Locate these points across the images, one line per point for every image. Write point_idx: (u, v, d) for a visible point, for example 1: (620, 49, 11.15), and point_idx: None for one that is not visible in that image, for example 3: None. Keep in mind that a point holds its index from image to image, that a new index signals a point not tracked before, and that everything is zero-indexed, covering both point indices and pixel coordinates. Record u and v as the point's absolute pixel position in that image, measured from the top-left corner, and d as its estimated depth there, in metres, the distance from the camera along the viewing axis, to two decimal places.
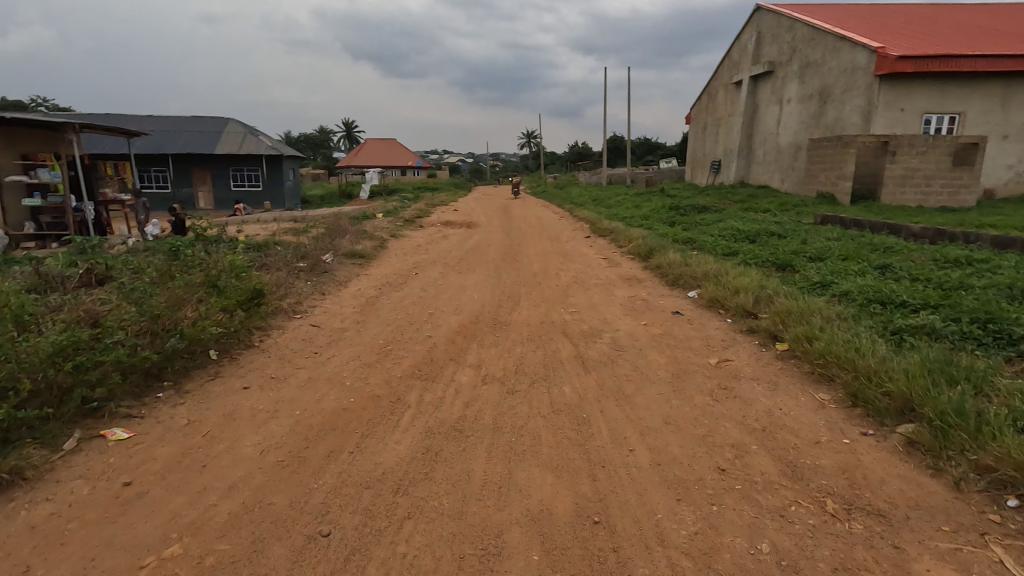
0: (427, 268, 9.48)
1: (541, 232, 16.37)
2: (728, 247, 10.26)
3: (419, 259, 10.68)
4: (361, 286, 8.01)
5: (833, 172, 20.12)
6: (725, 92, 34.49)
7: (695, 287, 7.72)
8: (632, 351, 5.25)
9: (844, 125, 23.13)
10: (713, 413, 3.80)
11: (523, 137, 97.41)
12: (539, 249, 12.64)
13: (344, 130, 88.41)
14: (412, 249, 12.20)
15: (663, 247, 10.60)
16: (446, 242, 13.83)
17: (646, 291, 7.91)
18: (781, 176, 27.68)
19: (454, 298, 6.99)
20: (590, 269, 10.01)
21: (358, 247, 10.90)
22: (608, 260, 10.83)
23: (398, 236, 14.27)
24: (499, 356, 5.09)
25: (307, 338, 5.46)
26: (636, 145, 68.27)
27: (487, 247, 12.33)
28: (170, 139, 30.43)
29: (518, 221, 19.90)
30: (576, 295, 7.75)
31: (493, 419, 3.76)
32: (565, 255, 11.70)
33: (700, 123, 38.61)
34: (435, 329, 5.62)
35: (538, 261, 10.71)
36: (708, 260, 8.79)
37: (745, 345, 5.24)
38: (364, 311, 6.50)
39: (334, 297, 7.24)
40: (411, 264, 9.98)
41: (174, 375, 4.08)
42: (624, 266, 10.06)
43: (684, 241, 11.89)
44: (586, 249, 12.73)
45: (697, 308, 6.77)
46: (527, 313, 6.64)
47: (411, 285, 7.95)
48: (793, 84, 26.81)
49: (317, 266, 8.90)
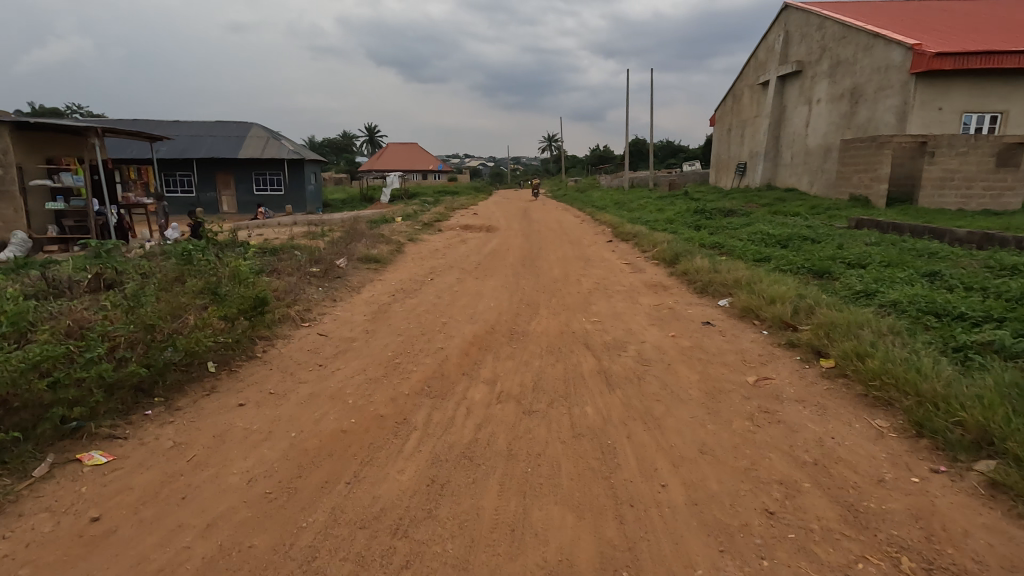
0: (443, 273, 9.17)
1: (561, 236, 15.97)
2: (759, 253, 9.75)
3: (436, 264, 10.40)
4: (374, 292, 7.72)
5: (867, 174, 19.31)
6: (750, 93, 33.65)
7: (726, 295, 7.25)
8: (659, 366, 4.83)
9: (878, 126, 22.24)
10: (755, 440, 3.38)
11: (544, 141, 97.12)
12: (559, 253, 12.27)
13: (367, 135, 89.22)
14: (429, 254, 11.93)
15: (689, 252, 10.13)
16: (465, 246, 13.54)
17: (673, 299, 7.47)
18: (809, 179, 26.80)
19: (470, 306, 6.65)
20: (613, 275, 9.59)
21: (374, 252, 10.66)
22: (631, 266, 10.39)
23: (416, 240, 14.05)
24: (515, 370, 4.73)
25: (313, 349, 5.15)
26: (658, 148, 67.36)
27: (506, 252, 11.98)
28: (195, 144, 30.87)
29: (538, 225, 19.53)
30: (598, 303, 7.35)
31: (507, 444, 3.39)
32: (585, 261, 11.30)
33: (725, 125, 37.78)
34: (448, 340, 5.28)
35: (558, 266, 10.33)
36: (738, 266, 8.30)
37: (785, 361, 4.77)
38: (375, 319, 6.21)
39: (345, 304, 6.97)
40: (428, 269, 9.69)
41: (165, 392, 3.84)
42: (648, 272, 9.62)
43: (712, 246, 11.38)
44: (609, 254, 12.29)
45: (729, 318, 6.30)
46: (545, 322, 6.26)
47: (425, 291, 7.65)
48: (823, 83, 25.96)
49: (331, 271, 8.67)
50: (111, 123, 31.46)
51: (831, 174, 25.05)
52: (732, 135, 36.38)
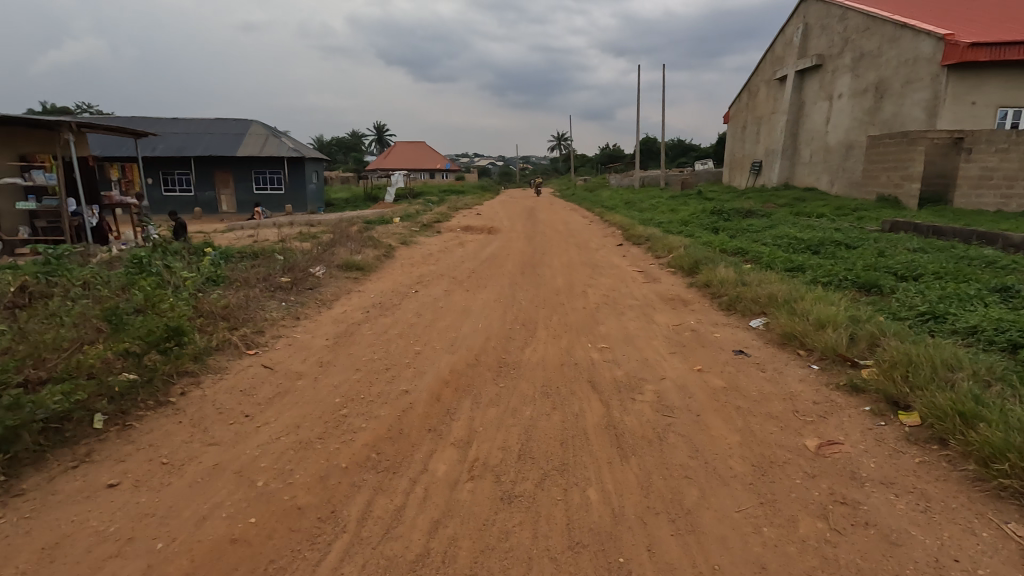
0: (431, 283, 8.11)
1: (568, 239, 14.86)
2: (789, 261, 8.62)
3: (426, 271, 9.37)
4: (348, 307, 6.70)
5: (896, 173, 18.02)
6: (767, 89, 32.25)
7: (758, 314, 6.13)
8: (684, 417, 3.75)
9: (905, 122, 20.90)
10: (837, 562, 2.29)
11: (553, 139, 95.86)
12: (564, 259, 11.17)
13: (375, 133, 88.45)
14: (422, 259, 10.92)
15: (710, 259, 9.01)
16: (463, 250, 12.51)
17: (694, 318, 6.38)
18: (830, 178, 25.45)
19: (455, 327, 5.59)
20: (624, 285, 8.50)
21: (359, 257, 9.66)
22: (644, 275, 9.29)
23: (409, 243, 13.02)
24: (499, 422, 3.65)
25: (250, 388, 4.11)
26: (670, 147, 65.83)
27: (506, 257, 10.94)
28: (193, 142, 30.11)
29: (544, 227, 18.43)
30: (607, 322, 6.27)
31: (473, 562, 2.33)
32: (593, 268, 10.20)
33: (739, 122, 36.38)
34: (419, 376, 4.22)
35: (562, 275, 9.24)
36: (769, 278, 7.18)
37: (851, 414, 3.66)
38: (337, 344, 5.16)
39: (310, 324, 5.94)
40: (416, 278, 8.66)
41: (10, 467, 2.83)
42: (664, 283, 8.50)
43: (734, 252, 10.24)
44: (619, 259, 11.19)
45: (767, 345, 5.19)
46: (541, 349, 5.19)
47: (406, 306, 6.61)
48: (844, 77, 24.62)
49: (303, 281, 7.67)
50: (109, 120, 30.85)
51: (854, 173, 23.72)
52: (747, 132, 35.04)
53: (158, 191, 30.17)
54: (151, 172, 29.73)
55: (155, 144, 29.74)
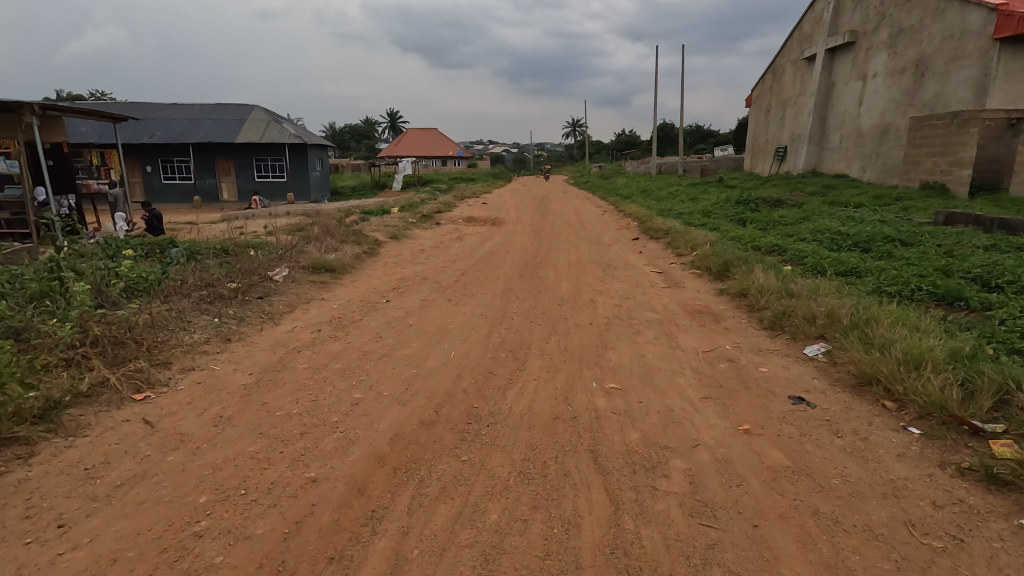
0: (410, 289, 6.81)
1: (578, 232, 13.47)
2: (840, 263, 7.19)
3: (410, 273, 8.12)
4: (298, 325, 5.43)
5: (944, 158, 16.26)
6: (793, 69, 30.19)
7: (816, 338, 4.74)
8: (733, 531, 2.42)
9: (949, 103, 19.02)
10: None
11: (568, 125, 93.65)
12: (572, 256, 9.83)
13: (387, 120, 87.11)
14: (412, 257, 9.64)
15: (744, 261, 7.62)
16: (460, 245, 11.20)
17: (731, 342, 5.01)
18: (862, 165, 23.62)
19: (420, 357, 4.29)
20: (640, 292, 7.17)
21: (334, 257, 8.36)
22: (664, 278, 7.95)
23: (401, 236, 11.77)
24: (445, 538, 2.36)
25: (101, 465, 2.87)
26: (688, 133, 63.58)
27: (506, 254, 9.63)
28: (192, 128, 29.06)
29: (554, 218, 17.01)
30: (618, 347, 4.93)
31: None
32: (605, 268, 8.83)
33: (762, 105, 34.38)
34: (346, 447, 2.94)
35: (567, 278, 7.89)
36: (822, 287, 5.76)
37: (1001, 536, 2.31)
38: (258, 384, 3.90)
39: (239, 350, 4.67)
40: (396, 282, 7.39)
41: None
42: (690, 289, 7.09)
43: (770, 251, 8.79)
44: (634, 258, 9.81)
45: (838, 390, 3.82)
46: (530, 394, 3.87)
47: (368, 323, 5.34)
48: (880, 55, 22.65)
49: (253, 288, 6.39)
50: (106, 106, 29.93)
51: (890, 159, 21.90)
52: (771, 116, 33.05)
53: (157, 180, 29.23)
54: (150, 160, 28.83)
55: (153, 130, 28.72)
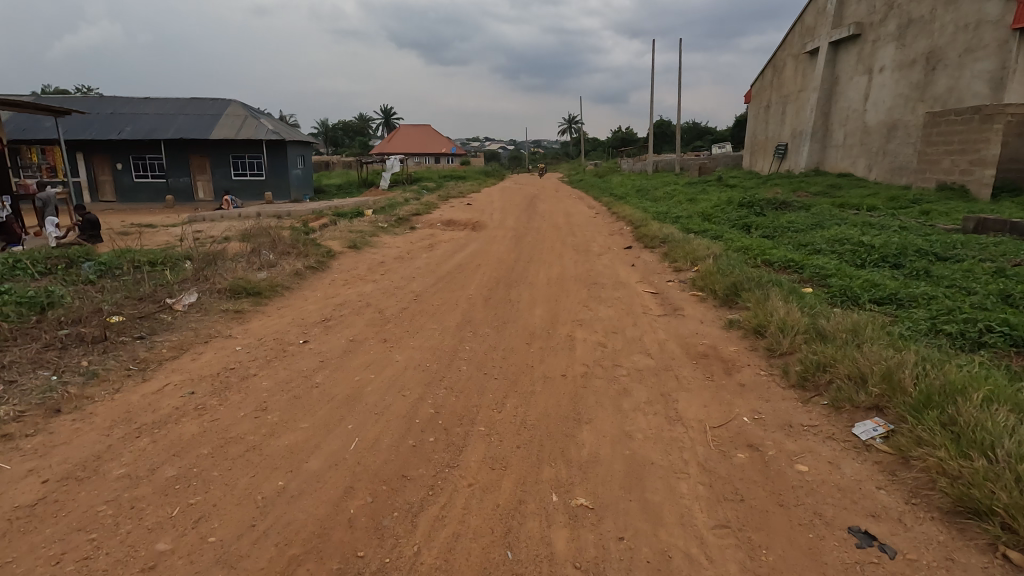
0: (344, 322, 5.45)
1: (566, 239, 12.12)
2: (873, 287, 5.88)
3: (356, 295, 6.77)
4: (171, 382, 4.06)
5: (964, 157, 14.99)
6: (795, 63, 28.87)
7: (869, 411, 3.42)
8: None
9: (963, 97, 17.74)
10: None
11: (564, 122, 92.09)
12: (554, 270, 8.53)
13: (382, 116, 85.63)
14: (368, 271, 8.28)
15: (756, 282, 6.31)
16: (429, 255, 9.87)
17: (750, 411, 3.67)
18: (867, 163, 22.35)
19: (305, 450, 2.96)
20: (630, 321, 5.85)
21: (265, 275, 6.97)
22: (660, 301, 6.65)
23: (364, 245, 10.42)
24: None
25: None
26: (685, 131, 62.27)
27: (478, 268, 8.31)
28: (164, 123, 27.54)
29: (541, 220, 15.66)
30: (596, 420, 3.59)
31: None
32: (590, 287, 7.49)
33: (762, 102, 33.05)
34: None
35: (543, 302, 6.56)
36: (864, 327, 4.45)
37: None
38: (36, 507, 2.53)
39: (60, 430, 3.31)
40: (333, 309, 6.04)
41: None
42: (691, 320, 5.77)
43: (784, 267, 7.49)
44: (626, 272, 8.49)
45: (924, 517, 2.49)
46: (454, 522, 2.54)
47: (264, 379, 3.98)
48: (888, 48, 21.35)
49: (137, 324, 5.01)
50: (73, 100, 28.38)
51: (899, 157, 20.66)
52: (771, 113, 31.77)
53: (128, 177, 27.71)
54: (121, 157, 27.35)
55: (122, 125, 27.14)
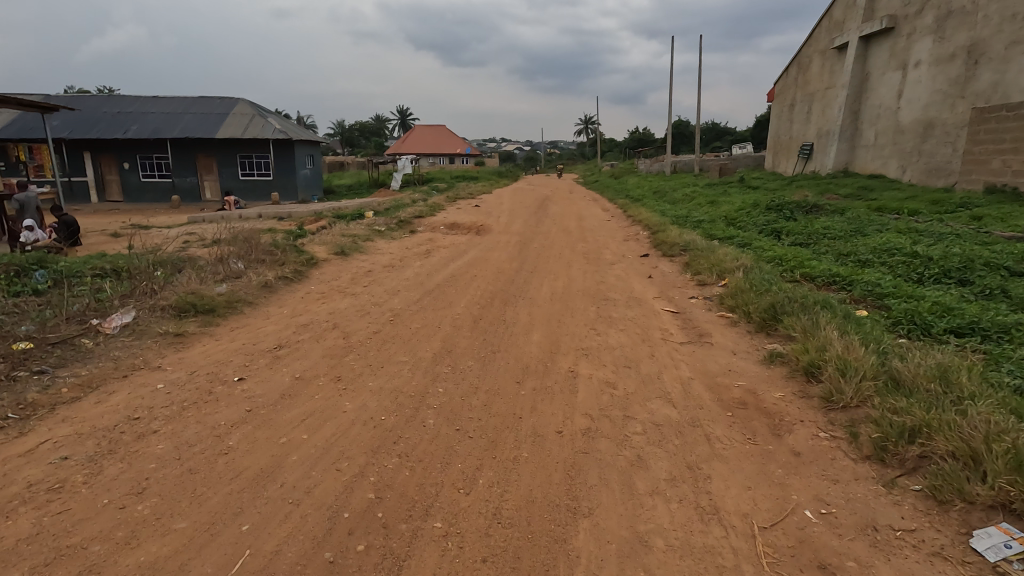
0: (300, 349, 4.53)
1: (576, 245, 11.11)
2: (946, 313, 4.80)
3: (328, 312, 5.85)
4: (52, 439, 3.14)
5: (1016, 157, 13.68)
6: (821, 60, 27.46)
7: (991, 514, 2.39)
8: None
9: (1010, 93, 16.35)
10: None
11: (581, 122, 90.75)
12: (559, 283, 7.53)
13: (398, 117, 85.31)
14: (352, 282, 7.37)
15: (799, 304, 5.25)
16: (424, 263, 8.95)
17: (812, 502, 2.66)
18: (900, 164, 20.97)
19: None
20: (647, 351, 4.85)
21: (224, 288, 6.08)
22: (682, 324, 5.64)
23: (354, 251, 9.55)
24: None
25: None
26: (704, 131, 60.74)
27: (473, 279, 7.35)
28: (171, 122, 27.09)
29: (551, 224, 14.65)
30: (599, 512, 2.59)
31: None
32: (599, 304, 6.48)
33: (786, 100, 31.63)
34: None
35: (543, 324, 5.59)
36: (955, 374, 3.39)
37: None
38: None
39: None
40: (295, 331, 5.14)
41: None
42: (722, 352, 4.75)
43: (827, 283, 6.42)
44: (642, 286, 7.47)
45: None
46: None
47: (165, 438, 3.04)
48: (924, 41, 19.97)
49: (47, 355, 4.13)
50: (82, 99, 28.09)
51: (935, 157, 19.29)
52: (796, 112, 30.36)
53: (135, 177, 27.27)
54: (127, 156, 26.93)
55: (129, 124, 26.69)
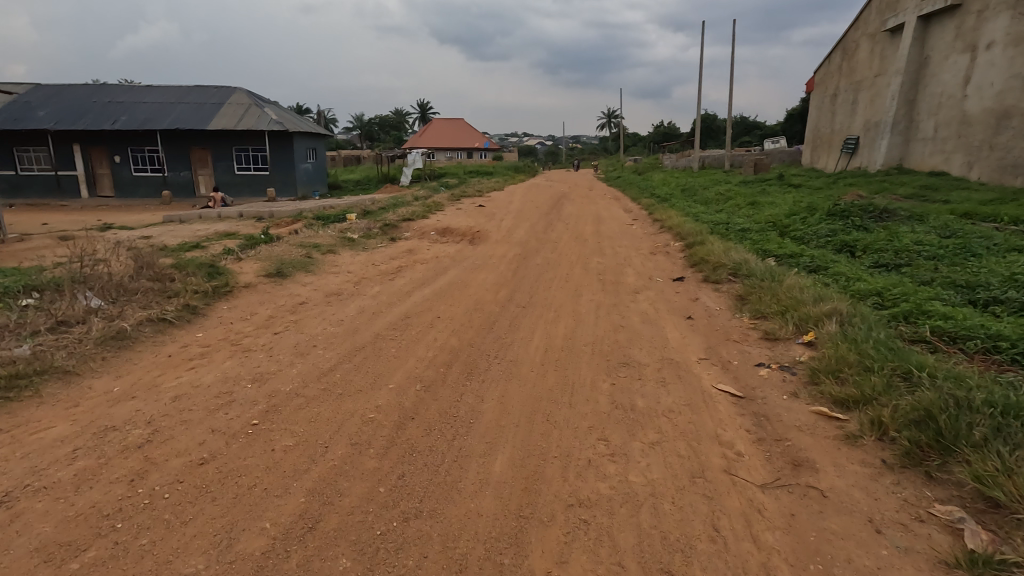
0: (26, 513, 2.34)
1: (589, 259, 8.81)
2: None
3: (182, 391, 3.68)
4: None
5: None
6: (871, 44, 24.43)
7: None
8: None
9: None
10: None
11: (604, 116, 87.55)
12: (558, 328, 5.24)
13: (419, 111, 83.63)
14: (264, 325, 5.20)
15: (984, 413, 2.85)
16: (382, 289, 6.74)
17: None
18: (966, 159, 18.00)
19: None
20: (704, 515, 2.56)
21: (28, 349, 3.93)
22: (756, 431, 3.32)
23: (300, 269, 7.39)
24: None
25: None
26: (733, 124, 57.52)
27: (435, 323, 5.12)
28: (162, 112, 25.40)
29: (563, 230, 12.26)
30: None
31: None
32: (618, 374, 4.17)
33: (828, 90, 28.61)
34: None
35: (521, 428, 3.30)
36: None
37: None
38: None
39: None
40: (80, 445, 2.96)
41: None
42: (854, 531, 2.44)
43: (981, 349, 3.97)
44: (679, 334, 5.15)
45: None
46: None
47: None
48: (998, 18, 16.95)
49: None
50: (73, 89, 26.61)
51: (1010, 152, 16.32)
52: (839, 102, 27.33)
53: (126, 171, 25.64)
54: (117, 149, 25.29)
55: (118, 114, 25.04)
